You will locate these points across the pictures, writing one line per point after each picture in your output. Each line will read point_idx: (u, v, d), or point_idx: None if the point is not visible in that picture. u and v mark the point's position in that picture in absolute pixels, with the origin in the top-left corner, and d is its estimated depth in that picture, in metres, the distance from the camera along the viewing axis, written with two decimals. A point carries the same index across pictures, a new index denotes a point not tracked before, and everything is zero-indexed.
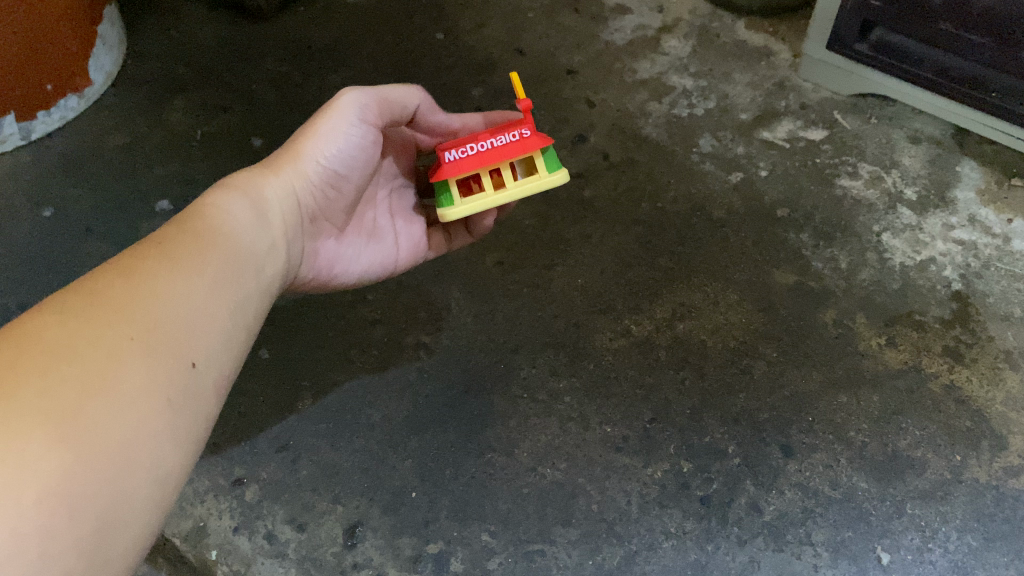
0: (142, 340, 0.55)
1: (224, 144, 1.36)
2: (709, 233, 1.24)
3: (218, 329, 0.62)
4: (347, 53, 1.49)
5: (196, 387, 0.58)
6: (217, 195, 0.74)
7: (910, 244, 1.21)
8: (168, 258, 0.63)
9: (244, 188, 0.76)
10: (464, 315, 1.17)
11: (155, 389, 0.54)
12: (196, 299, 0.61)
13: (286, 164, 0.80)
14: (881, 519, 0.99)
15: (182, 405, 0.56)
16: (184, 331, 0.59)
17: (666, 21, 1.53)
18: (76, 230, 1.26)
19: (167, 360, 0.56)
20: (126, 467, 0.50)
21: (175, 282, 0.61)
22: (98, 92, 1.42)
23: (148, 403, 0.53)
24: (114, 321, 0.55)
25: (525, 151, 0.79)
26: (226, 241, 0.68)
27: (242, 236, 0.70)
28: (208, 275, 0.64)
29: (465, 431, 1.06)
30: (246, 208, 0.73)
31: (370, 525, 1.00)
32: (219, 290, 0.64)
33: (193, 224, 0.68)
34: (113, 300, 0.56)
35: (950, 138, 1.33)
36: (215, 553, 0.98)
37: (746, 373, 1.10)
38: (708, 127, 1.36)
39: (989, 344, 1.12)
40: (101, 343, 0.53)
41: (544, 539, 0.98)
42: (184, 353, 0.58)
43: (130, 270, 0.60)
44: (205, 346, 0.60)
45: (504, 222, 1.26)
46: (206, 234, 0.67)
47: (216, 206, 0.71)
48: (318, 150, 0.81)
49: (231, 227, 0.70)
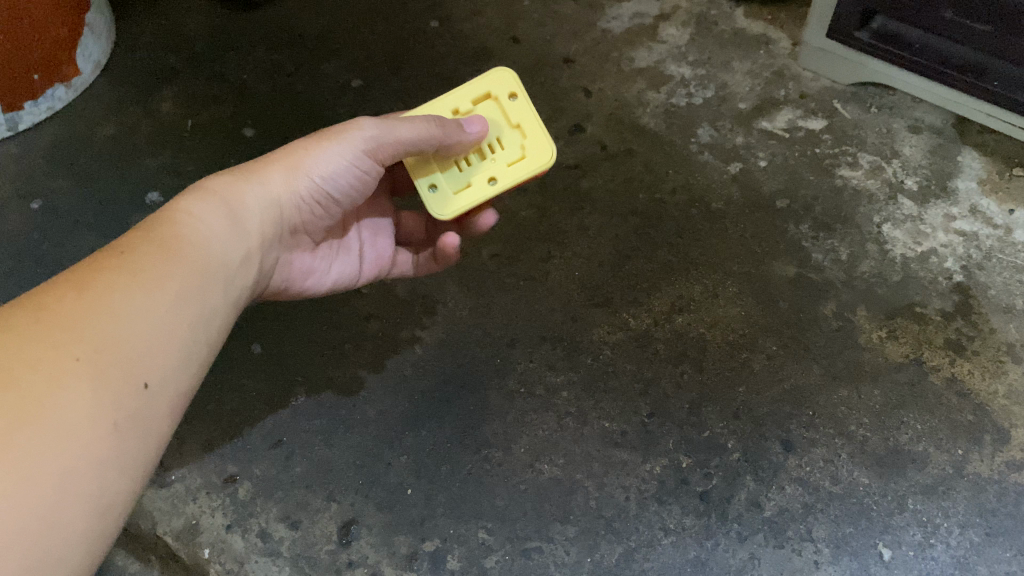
0: (90, 361, 0.54)
1: (215, 135, 1.34)
2: (707, 224, 1.22)
3: (178, 345, 0.61)
4: (340, 42, 1.47)
5: (149, 408, 0.57)
6: (193, 199, 0.70)
7: (910, 235, 1.20)
8: (130, 268, 0.61)
9: (227, 197, 0.73)
10: (459, 307, 1.15)
11: (99, 414, 0.53)
12: (157, 315, 0.60)
13: (278, 174, 0.77)
14: (882, 515, 0.98)
15: (129, 428, 0.55)
16: (139, 350, 0.57)
17: (663, 7, 1.50)
18: (65, 224, 1.24)
19: (117, 381, 0.55)
20: (58, 498, 0.50)
21: (133, 295, 0.59)
22: (87, 82, 1.40)
23: (91, 429, 0.52)
24: (61, 342, 0.54)
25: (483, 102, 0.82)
26: (196, 249, 0.66)
27: (215, 246, 0.68)
28: (172, 288, 0.62)
29: (461, 427, 1.04)
30: (220, 216, 0.70)
31: (365, 523, 0.98)
32: (184, 304, 0.62)
33: (162, 232, 0.66)
34: (65, 317, 0.55)
35: (952, 128, 1.31)
36: (208, 552, 0.97)
37: (745, 367, 1.09)
38: (706, 117, 1.35)
39: (991, 336, 1.10)
40: (44, 367, 0.52)
41: (541, 536, 0.97)
42: (137, 373, 0.57)
43: (85, 283, 0.58)
44: (162, 365, 0.59)
45: (500, 215, 1.24)
46: (174, 242, 0.65)
47: (187, 211, 0.69)
48: (313, 166, 0.78)
49: (202, 234, 0.67)
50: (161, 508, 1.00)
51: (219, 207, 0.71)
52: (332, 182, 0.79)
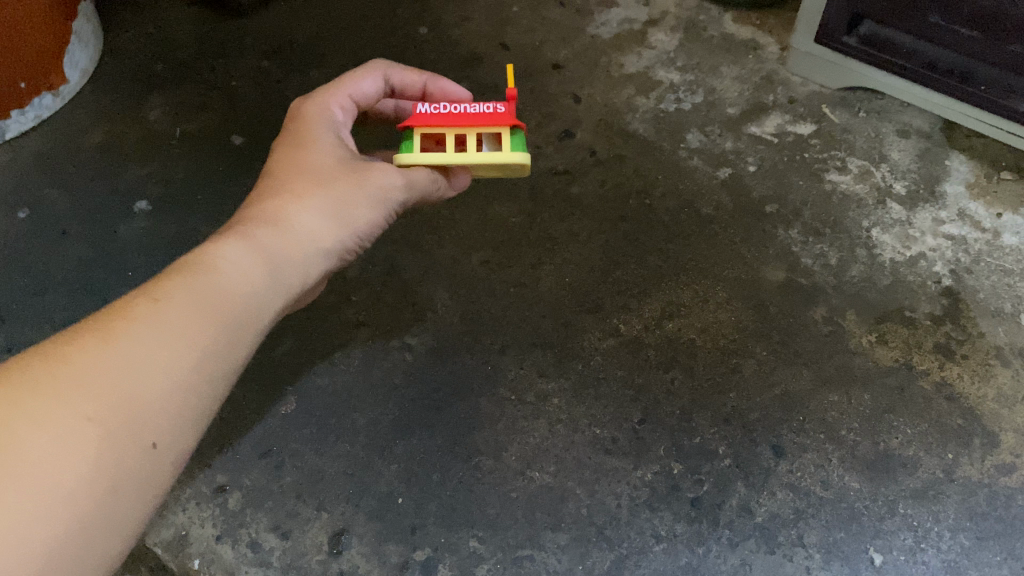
0: (99, 419, 0.53)
1: (205, 142, 1.34)
2: (697, 229, 1.22)
3: (194, 402, 0.59)
4: (329, 49, 1.47)
5: (153, 470, 0.56)
6: (230, 247, 0.68)
7: (899, 240, 1.20)
8: (158, 321, 0.59)
9: (266, 245, 0.70)
10: (450, 314, 1.15)
11: (99, 474, 0.52)
12: (178, 373, 0.58)
13: (316, 219, 0.74)
14: (873, 519, 0.98)
15: (127, 489, 0.54)
16: (151, 408, 0.56)
17: (652, 14, 1.51)
18: (53, 233, 1.23)
19: (123, 439, 0.54)
20: (42, 566, 0.48)
21: (154, 351, 0.57)
22: (74, 90, 1.39)
23: (88, 491, 0.51)
24: (72, 396, 0.53)
25: (493, 123, 0.77)
26: (227, 303, 0.64)
27: (248, 302, 0.65)
28: (199, 344, 0.60)
29: (451, 436, 1.04)
30: (252, 263, 0.67)
31: (355, 532, 0.98)
32: (208, 362, 0.60)
33: (194, 281, 0.63)
34: (82, 370, 0.54)
35: (939, 132, 1.32)
36: (197, 563, 0.96)
37: (735, 372, 1.09)
38: (695, 123, 1.35)
39: (980, 340, 1.11)
40: (54, 435, 0.51)
41: (533, 544, 0.97)
42: (147, 432, 0.55)
43: (110, 332, 0.57)
44: (174, 424, 0.57)
45: (490, 221, 1.24)
46: (205, 293, 0.63)
47: (221, 258, 0.66)
48: (347, 215, 0.76)
49: (233, 286, 0.65)
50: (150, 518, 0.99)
51: (255, 256, 0.68)
52: (358, 232, 0.77)
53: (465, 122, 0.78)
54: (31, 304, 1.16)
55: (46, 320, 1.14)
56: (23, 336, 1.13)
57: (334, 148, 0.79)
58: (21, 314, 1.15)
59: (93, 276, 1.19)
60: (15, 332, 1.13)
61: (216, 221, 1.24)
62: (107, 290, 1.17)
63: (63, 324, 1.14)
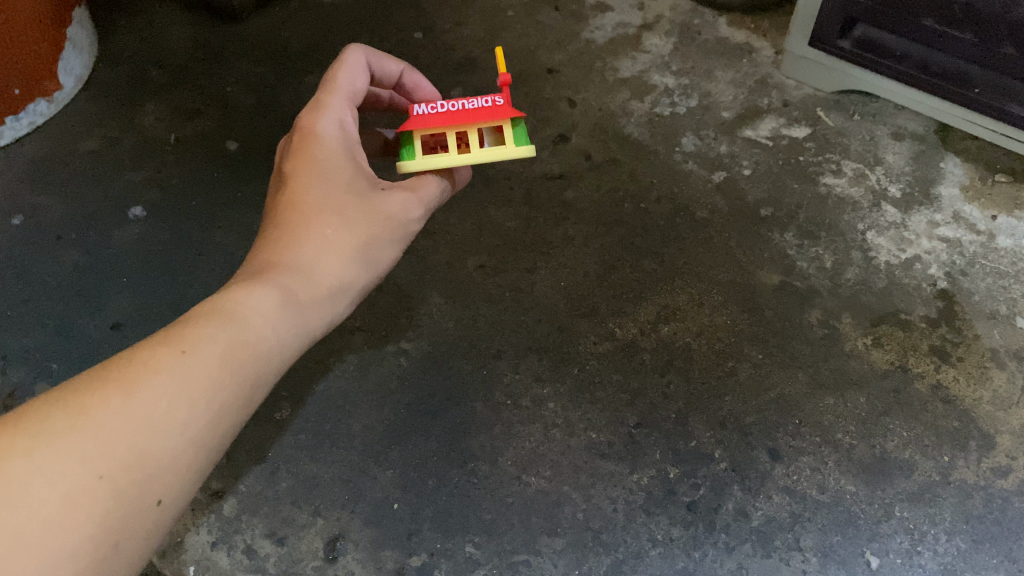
0: (112, 482, 0.49)
1: (199, 148, 1.34)
2: (692, 233, 1.22)
3: (204, 457, 0.55)
4: (324, 54, 1.47)
5: (154, 530, 0.52)
6: (255, 288, 0.64)
7: (895, 242, 1.20)
8: (184, 371, 0.55)
9: (292, 287, 0.66)
10: (445, 319, 1.14)
11: (103, 540, 0.49)
12: (195, 429, 0.54)
13: (343, 258, 0.70)
14: (869, 522, 0.98)
15: (127, 551, 0.50)
16: (164, 468, 0.52)
17: (646, 18, 1.51)
18: (47, 239, 1.23)
19: (134, 502, 0.50)
20: None
21: (177, 406, 0.53)
22: (68, 96, 1.39)
23: (90, 558, 0.48)
24: (89, 458, 0.49)
25: (492, 118, 0.77)
26: (251, 351, 0.60)
27: (271, 350, 0.62)
28: (218, 398, 0.56)
29: (447, 441, 1.04)
30: (279, 302, 0.64)
31: (351, 538, 0.98)
32: (224, 417, 0.57)
33: (220, 325, 0.59)
34: (102, 426, 0.50)
35: (934, 135, 1.32)
36: (193, 569, 0.96)
37: (731, 376, 1.09)
38: (690, 126, 1.35)
39: (975, 342, 1.11)
40: (67, 495, 0.47)
41: (529, 549, 0.97)
42: (157, 491, 0.52)
43: (134, 381, 0.53)
44: (183, 482, 0.54)
45: (485, 225, 1.24)
46: (231, 341, 0.59)
47: (245, 301, 0.62)
48: (371, 252, 0.72)
49: (259, 329, 0.61)
50: None
51: (280, 299, 0.64)
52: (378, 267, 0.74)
53: (462, 119, 0.77)
54: (25, 311, 1.16)
55: (40, 327, 1.14)
56: (17, 343, 1.13)
57: (354, 160, 0.74)
58: (15, 321, 1.15)
59: (88, 283, 1.18)
60: (9, 339, 1.13)
61: (211, 227, 1.24)
62: (102, 297, 1.17)
63: (57, 331, 1.14)
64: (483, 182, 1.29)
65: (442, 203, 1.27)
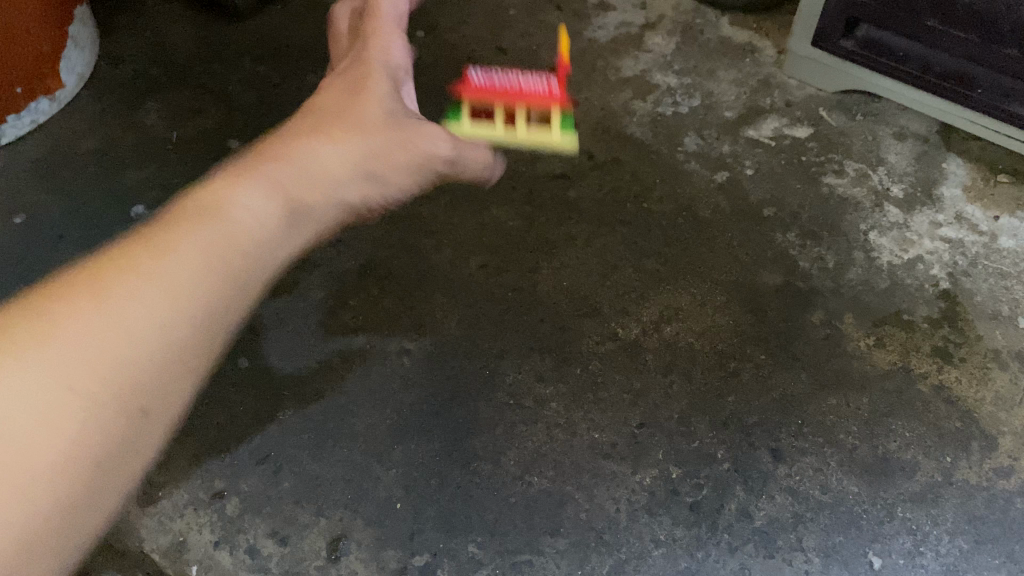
0: (85, 396, 0.47)
1: (201, 147, 1.34)
2: (694, 233, 1.22)
3: (198, 354, 0.53)
4: (326, 52, 1.47)
5: (145, 436, 0.50)
6: (241, 184, 0.60)
7: (897, 243, 1.20)
8: (151, 270, 0.52)
9: (282, 189, 0.62)
10: (448, 319, 1.14)
11: (82, 454, 0.47)
12: (175, 324, 0.51)
13: (328, 164, 0.68)
14: (872, 523, 0.98)
15: (118, 463, 0.49)
16: (145, 372, 0.50)
17: (649, 17, 1.51)
18: (48, 237, 1.23)
19: (113, 411, 0.48)
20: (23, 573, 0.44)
21: (149, 307, 0.51)
22: (70, 95, 1.39)
23: (75, 478, 0.46)
24: (53, 372, 0.47)
25: (540, 104, 0.88)
26: (234, 248, 0.56)
27: (259, 244, 0.58)
28: (199, 294, 0.53)
29: (450, 441, 1.04)
30: (268, 204, 0.60)
31: (354, 538, 0.97)
32: (212, 316, 0.54)
33: (196, 220, 0.56)
34: (63, 339, 0.48)
35: (936, 135, 1.32)
36: (195, 569, 0.96)
37: (734, 376, 1.09)
38: (693, 126, 1.35)
39: (977, 343, 1.11)
40: (31, 416, 0.45)
41: (531, 549, 0.97)
42: (141, 399, 0.50)
43: (98, 285, 0.50)
44: (172, 386, 0.51)
45: (488, 225, 1.24)
46: (208, 235, 0.55)
47: (229, 199, 0.59)
48: (392, 179, 0.76)
49: (245, 227, 0.58)
50: (148, 524, 0.98)
51: (268, 200, 0.61)
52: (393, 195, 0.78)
53: (514, 99, 0.88)
54: None
55: None
56: None
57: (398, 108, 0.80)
58: None
59: None
60: None
61: None
62: None
63: None
64: (485, 181, 1.29)
65: (444, 202, 1.26)
